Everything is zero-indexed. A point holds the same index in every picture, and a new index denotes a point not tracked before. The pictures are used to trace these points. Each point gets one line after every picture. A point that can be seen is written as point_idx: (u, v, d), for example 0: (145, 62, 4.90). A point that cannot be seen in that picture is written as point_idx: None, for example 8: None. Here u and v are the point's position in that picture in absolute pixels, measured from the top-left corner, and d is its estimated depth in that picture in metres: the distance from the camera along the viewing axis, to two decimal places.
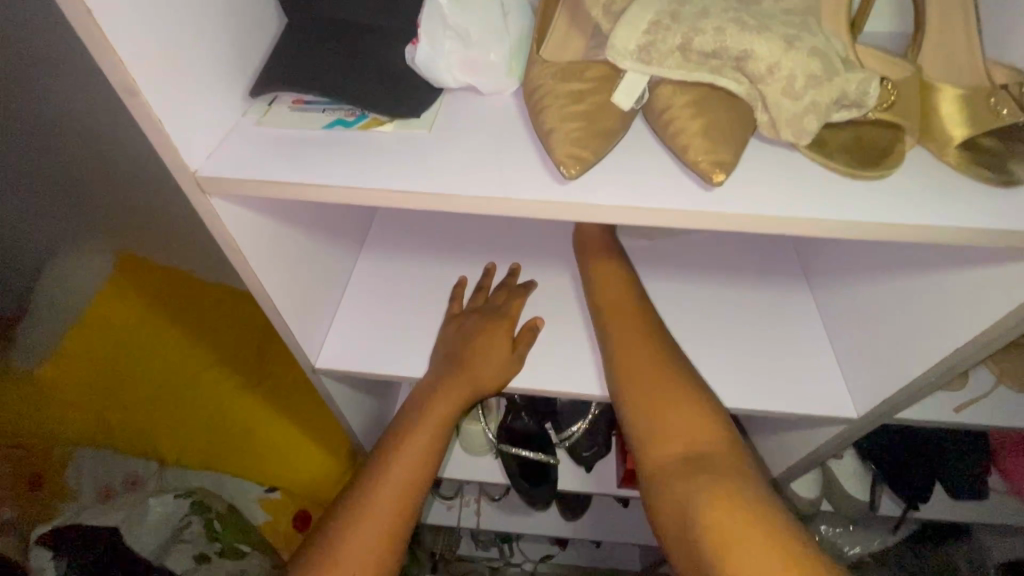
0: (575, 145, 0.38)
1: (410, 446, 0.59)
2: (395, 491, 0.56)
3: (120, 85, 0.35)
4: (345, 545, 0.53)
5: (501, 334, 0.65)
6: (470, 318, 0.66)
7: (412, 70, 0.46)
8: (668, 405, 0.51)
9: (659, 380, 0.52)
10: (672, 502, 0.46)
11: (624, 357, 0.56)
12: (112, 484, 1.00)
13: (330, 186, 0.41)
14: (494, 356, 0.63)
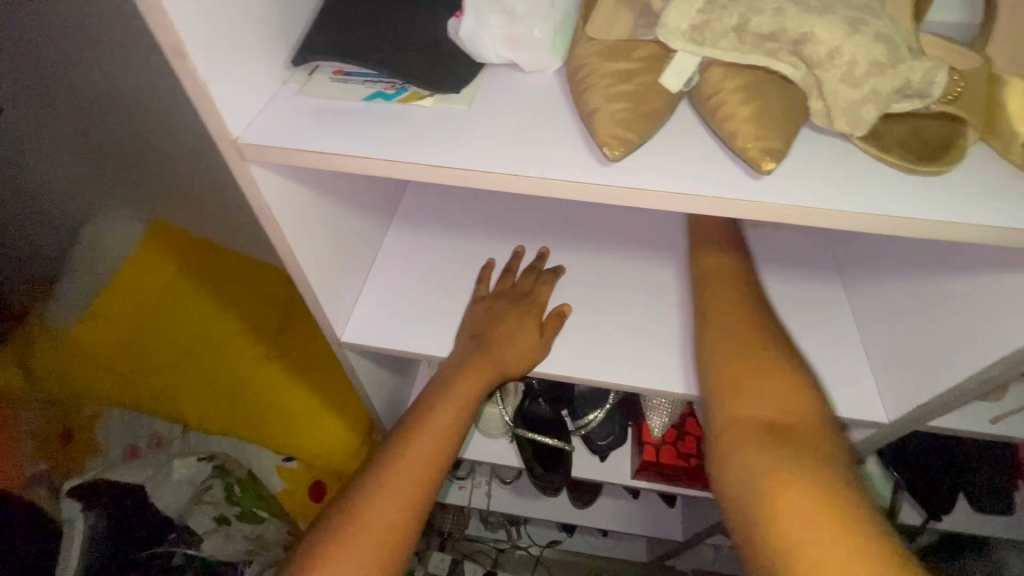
0: (620, 125, 0.37)
1: (436, 419, 0.59)
2: (421, 457, 0.57)
3: (169, 46, 0.34)
4: (369, 509, 0.53)
5: (529, 318, 0.65)
6: (498, 301, 0.66)
7: (454, 44, 0.45)
8: (765, 378, 0.49)
9: (765, 355, 0.50)
10: (743, 484, 0.44)
11: (719, 331, 0.54)
12: (140, 443, 1.14)
13: (368, 157, 0.41)
14: (522, 337, 0.63)
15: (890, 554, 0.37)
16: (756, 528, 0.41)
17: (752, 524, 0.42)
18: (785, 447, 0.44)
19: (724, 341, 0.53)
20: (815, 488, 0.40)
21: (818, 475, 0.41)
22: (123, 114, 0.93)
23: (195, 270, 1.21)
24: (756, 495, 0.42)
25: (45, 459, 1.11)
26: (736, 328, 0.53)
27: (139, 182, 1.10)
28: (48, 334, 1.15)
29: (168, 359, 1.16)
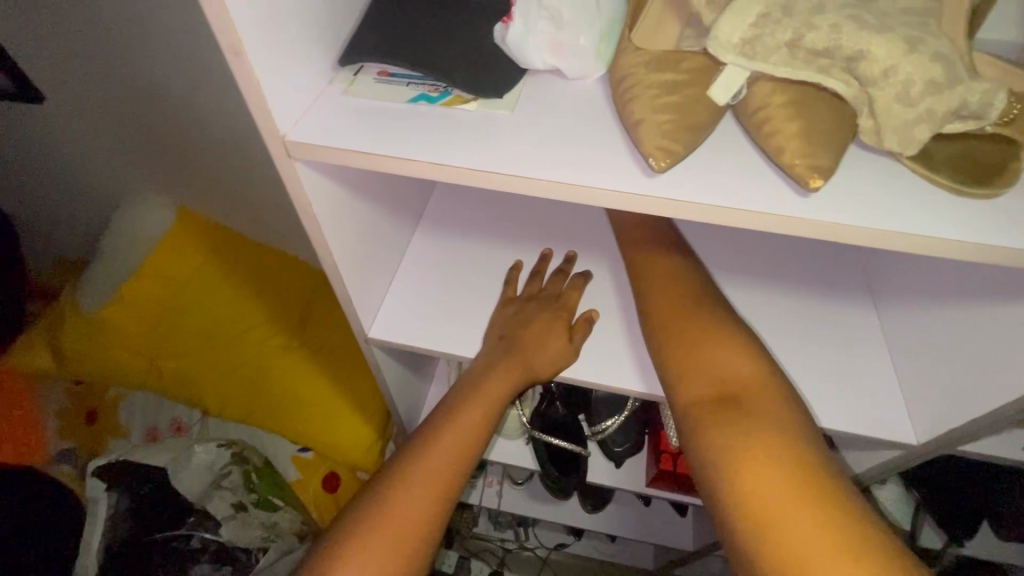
0: (666, 136, 0.37)
1: (464, 418, 0.60)
2: (447, 455, 0.58)
3: (228, 46, 0.35)
4: (395, 503, 0.54)
5: (557, 321, 0.65)
6: (526, 303, 0.66)
7: (497, 49, 0.45)
8: (712, 345, 0.50)
9: (712, 326, 0.51)
10: (705, 458, 0.44)
11: (667, 308, 0.54)
12: (160, 426, 1.19)
13: (413, 159, 0.41)
14: (548, 339, 0.64)
15: (851, 516, 0.38)
16: (721, 503, 0.42)
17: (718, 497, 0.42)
18: (739, 416, 0.44)
19: (674, 315, 0.53)
20: (782, 458, 0.41)
21: (785, 444, 0.41)
22: (167, 95, 0.95)
23: (221, 260, 1.23)
24: (720, 467, 0.42)
25: (72, 438, 1.19)
26: (682, 305, 0.54)
27: (170, 167, 1.13)
28: (78, 317, 1.18)
29: (194, 345, 1.19)
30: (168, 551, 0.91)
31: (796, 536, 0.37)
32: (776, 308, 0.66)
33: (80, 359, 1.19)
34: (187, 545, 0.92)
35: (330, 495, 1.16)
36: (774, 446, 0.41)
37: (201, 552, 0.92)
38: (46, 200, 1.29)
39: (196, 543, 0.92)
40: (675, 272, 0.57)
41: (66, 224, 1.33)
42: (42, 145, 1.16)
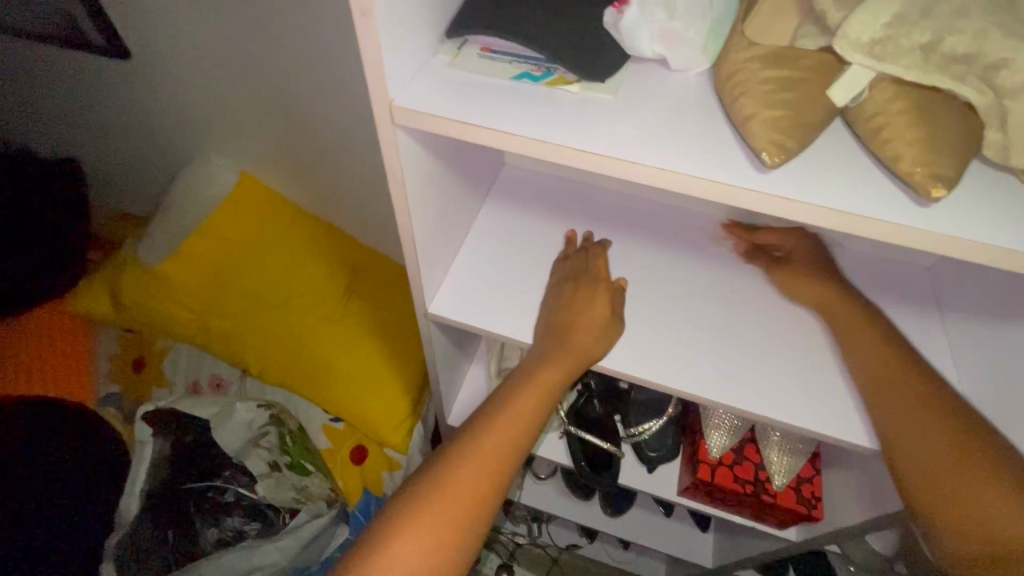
0: (780, 132, 0.37)
1: (517, 405, 0.61)
2: (501, 439, 0.59)
3: (357, 6, 0.36)
4: (450, 480, 0.56)
5: (598, 298, 0.65)
6: (571, 286, 0.66)
7: (604, 34, 0.45)
8: (922, 428, 0.51)
9: (935, 418, 0.51)
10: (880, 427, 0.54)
11: (877, 394, 0.55)
12: (202, 381, 1.25)
13: (516, 134, 0.42)
14: (593, 317, 0.64)
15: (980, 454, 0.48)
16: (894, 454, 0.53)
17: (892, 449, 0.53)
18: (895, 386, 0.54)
19: (881, 401, 0.55)
20: (945, 429, 0.50)
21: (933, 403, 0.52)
22: (259, 57, 0.98)
23: (275, 227, 1.25)
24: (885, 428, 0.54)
25: (122, 383, 1.27)
26: (886, 381, 0.55)
27: (241, 132, 1.16)
28: (139, 268, 1.24)
29: (242, 307, 1.22)
30: (205, 500, 0.97)
31: (944, 476, 0.49)
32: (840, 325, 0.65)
33: (136, 308, 1.24)
34: (222, 498, 0.98)
35: (358, 466, 1.18)
36: (952, 441, 0.50)
37: (235, 505, 0.98)
38: (120, 155, 1.35)
39: (229, 496, 0.98)
40: (872, 340, 0.58)
41: (134, 178, 1.39)
42: (124, 102, 1.21)
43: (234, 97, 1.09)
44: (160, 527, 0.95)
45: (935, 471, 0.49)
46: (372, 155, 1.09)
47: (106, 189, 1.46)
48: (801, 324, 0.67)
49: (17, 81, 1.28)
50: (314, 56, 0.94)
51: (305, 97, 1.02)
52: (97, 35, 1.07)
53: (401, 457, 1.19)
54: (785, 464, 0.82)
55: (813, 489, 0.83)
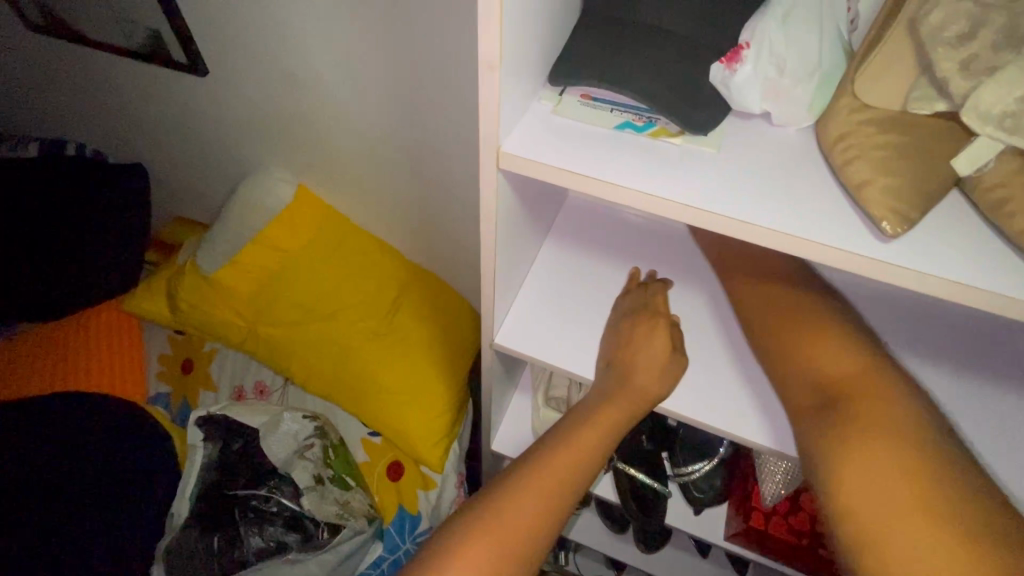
0: (901, 201, 0.38)
1: (577, 442, 0.59)
2: (559, 476, 0.58)
3: (484, 60, 0.37)
4: (504, 514, 0.55)
5: (660, 335, 0.65)
6: (627, 324, 0.66)
7: (707, 88, 0.45)
8: (844, 368, 0.53)
9: (799, 312, 0.59)
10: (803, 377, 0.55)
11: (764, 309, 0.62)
12: (246, 387, 1.28)
13: (624, 186, 0.42)
14: (656, 355, 0.64)
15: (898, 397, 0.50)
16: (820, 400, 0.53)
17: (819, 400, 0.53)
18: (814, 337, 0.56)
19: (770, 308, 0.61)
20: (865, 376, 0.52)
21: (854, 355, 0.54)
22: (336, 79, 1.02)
23: (327, 241, 1.27)
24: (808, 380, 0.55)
25: (171, 383, 1.31)
26: (806, 336, 0.56)
27: (304, 147, 1.20)
28: (196, 273, 1.26)
29: (289, 317, 1.23)
30: (249, 509, 0.98)
31: (873, 416, 0.49)
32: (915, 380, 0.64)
33: (190, 312, 1.28)
34: (266, 507, 0.99)
35: (395, 483, 1.18)
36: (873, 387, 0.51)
37: (277, 515, 0.99)
38: (185, 161, 1.40)
39: (273, 506, 0.99)
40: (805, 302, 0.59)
41: (194, 185, 1.45)
42: (195, 113, 1.26)
43: (301, 114, 1.13)
44: (205, 534, 0.96)
45: (865, 411, 0.49)
46: (430, 176, 1.12)
47: (166, 192, 1.52)
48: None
49: (96, 88, 1.34)
50: (392, 80, 0.98)
51: (376, 117, 1.05)
52: (179, 52, 1.12)
53: (437, 476, 1.19)
54: None
55: None
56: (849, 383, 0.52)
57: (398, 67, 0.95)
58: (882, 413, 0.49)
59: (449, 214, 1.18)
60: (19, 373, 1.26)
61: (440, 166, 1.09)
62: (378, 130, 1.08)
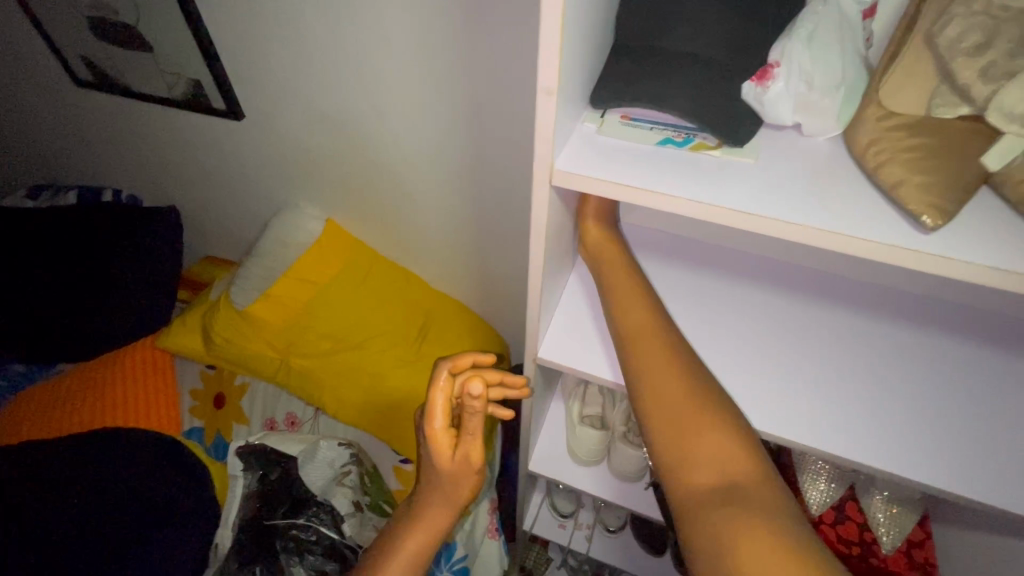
0: (937, 196, 0.40)
1: (430, 508, 0.64)
2: (422, 535, 0.63)
3: (544, 87, 0.41)
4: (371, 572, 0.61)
5: (444, 433, 0.60)
6: (440, 437, 0.59)
7: (743, 103, 0.48)
8: (694, 421, 0.47)
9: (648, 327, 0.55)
10: (680, 428, 0.47)
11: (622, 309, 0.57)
12: (277, 419, 1.30)
13: (672, 195, 0.45)
14: (441, 465, 0.61)
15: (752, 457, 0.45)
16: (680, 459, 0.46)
17: (689, 465, 0.45)
18: (681, 381, 0.50)
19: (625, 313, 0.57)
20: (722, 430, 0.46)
21: (707, 404, 0.48)
22: (364, 116, 1.08)
23: (354, 271, 1.30)
24: (679, 427, 0.47)
25: (204, 418, 1.33)
26: (663, 375, 0.50)
27: (332, 182, 1.25)
28: (229, 307, 1.28)
29: (320, 347, 1.26)
30: (288, 539, 0.99)
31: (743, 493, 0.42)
32: (962, 362, 0.65)
33: (223, 345, 1.30)
34: (304, 537, 0.99)
35: None
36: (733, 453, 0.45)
37: (316, 544, 1.00)
38: (218, 202, 1.46)
39: (312, 535, 1.00)
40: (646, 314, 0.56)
41: (226, 222, 1.50)
42: (229, 156, 1.32)
43: (330, 149, 1.18)
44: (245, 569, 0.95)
45: (712, 470, 0.44)
46: (455, 204, 1.16)
47: (198, 231, 1.58)
48: (926, 369, 0.65)
49: (134, 137, 1.41)
50: (417, 111, 1.02)
51: (402, 149, 1.10)
52: (218, 99, 1.19)
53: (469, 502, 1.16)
54: (896, 526, 0.79)
55: (927, 555, 0.78)
56: (680, 414, 0.47)
57: (422, 101, 1.00)
58: (711, 462, 0.45)
59: (475, 241, 1.21)
60: (55, 410, 1.28)
61: (466, 195, 1.13)
62: (400, 157, 1.12)
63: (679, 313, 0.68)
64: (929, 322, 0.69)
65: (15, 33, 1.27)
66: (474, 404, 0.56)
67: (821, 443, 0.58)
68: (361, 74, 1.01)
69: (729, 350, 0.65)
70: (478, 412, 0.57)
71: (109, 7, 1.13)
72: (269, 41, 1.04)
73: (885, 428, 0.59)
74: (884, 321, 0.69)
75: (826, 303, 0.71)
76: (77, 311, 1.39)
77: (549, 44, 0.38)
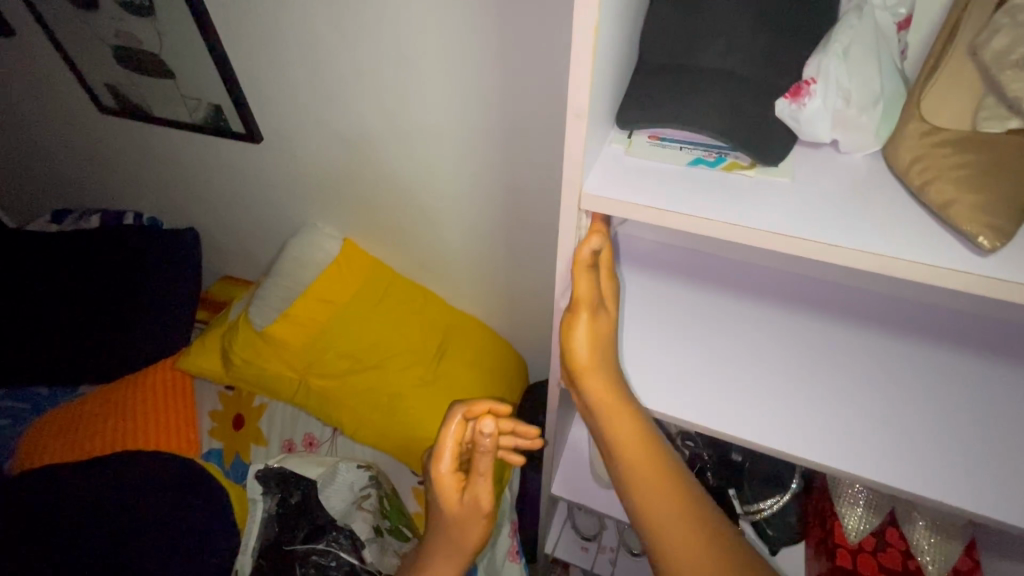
0: (992, 216, 0.38)
1: (438, 556, 0.63)
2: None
3: (573, 110, 0.40)
4: None
5: (450, 478, 0.59)
6: (443, 482, 0.58)
7: (776, 120, 0.47)
8: (637, 439, 0.52)
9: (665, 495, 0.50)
10: (629, 442, 0.52)
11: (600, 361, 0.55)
12: (296, 440, 1.30)
13: (706, 216, 0.43)
14: (450, 510, 0.59)
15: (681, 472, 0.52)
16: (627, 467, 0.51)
17: (636, 473, 0.51)
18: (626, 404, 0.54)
19: (638, 473, 0.51)
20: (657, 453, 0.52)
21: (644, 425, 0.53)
22: (381, 135, 1.08)
23: (371, 291, 1.29)
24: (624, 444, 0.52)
25: (223, 439, 1.33)
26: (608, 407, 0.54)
27: (350, 201, 1.25)
28: (248, 328, 1.28)
29: (340, 368, 1.25)
30: (308, 565, 0.98)
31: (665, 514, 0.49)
32: (1010, 381, 0.61)
33: (243, 366, 1.30)
34: (325, 562, 0.99)
35: None
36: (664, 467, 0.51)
37: (336, 569, 0.99)
38: (237, 224, 1.48)
39: (332, 561, 0.99)
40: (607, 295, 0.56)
41: (244, 242, 1.52)
42: (246, 177, 1.34)
43: (346, 168, 1.18)
44: None
45: (650, 500, 0.50)
46: (473, 222, 1.15)
47: (217, 251, 1.59)
48: (973, 388, 0.61)
49: (155, 161, 1.44)
50: (433, 129, 1.02)
51: (418, 166, 1.10)
52: (237, 123, 1.20)
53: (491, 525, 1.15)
54: (941, 553, 0.74)
55: None
56: (631, 443, 0.52)
57: (438, 118, 1.00)
58: (644, 479, 0.51)
59: (494, 259, 1.21)
60: (76, 433, 1.29)
61: (482, 210, 1.12)
62: (416, 175, 1.12)
63: (708, 333, 0.66)
64: (973, 339, 0.66)
65: (42, 63, 1.31)
66: (484, 441, 0.55)
67: (865, 470, 0.55)
68: (376, 94, 1.01)
69: (762, 371, 0.63)
70: (489, 451, 0.55)
71: (132, 35, 1.15)
72: (286, 63, 1.05)
73: (931, 452, 0.56)
74: (925, 339, 0.66)
75: (862, 321, 0.68)
76: (98, 332, 1.40)
77: (580, 65, 0.38)
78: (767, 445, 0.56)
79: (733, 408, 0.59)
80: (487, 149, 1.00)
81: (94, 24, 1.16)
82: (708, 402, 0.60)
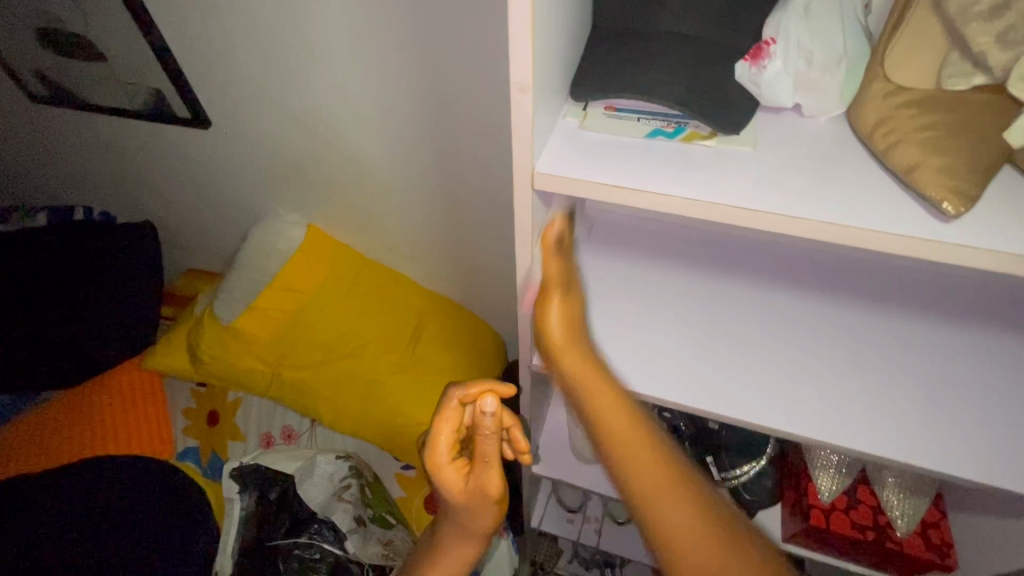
0: (955, 179, 0.37)
1: (454, 541, 0.62)
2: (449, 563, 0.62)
3: (518, 83, 0.37)
4: None
5: (451, 466, 0.56)
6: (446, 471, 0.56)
7: (737, 88, 0.45)
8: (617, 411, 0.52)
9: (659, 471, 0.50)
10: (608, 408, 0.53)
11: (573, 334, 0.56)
12: (274, 432, 1.27)
13: (664, 192, 0.41)
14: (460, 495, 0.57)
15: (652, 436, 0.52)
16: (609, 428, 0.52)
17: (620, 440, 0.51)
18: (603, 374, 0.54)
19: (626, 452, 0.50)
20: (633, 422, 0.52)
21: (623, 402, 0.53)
22: (335, 114, 1.03)
23: (342, 276, 1.24)
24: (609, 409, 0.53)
25: (200, 437, 1.30)
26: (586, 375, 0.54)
27: (310, 185, 1.20)
28: (214, 323, 1.24)
29: (313, 359, 1.21)
30: (293, 559, 0.99)
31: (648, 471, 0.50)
32: (972, 340, 0.62)
33: (212, 362, 1.26)
34: (309, 555, 1.01)
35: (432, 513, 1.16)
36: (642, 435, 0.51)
37: (320, 561, 1.01)
38: (194, 216, 1.41)
39: (316, 553, 1.01)
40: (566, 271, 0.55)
41: (204, 233, 1.45)
42: (198, 165, 1.27)
43: (303, 151, 1.13)
44: None
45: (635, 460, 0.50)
46: (440, 204, 1.12)
47: (175, 245, 1.52)
48: (937, 351, 0.62)
49: (98, 151, 1.35)
50: (390, 106, 0.97)
51: (378, 146, 1.05)
52: (181, 108, 1.13)
53: None
54: (909, 507, 0.76)
55: (942, 535, 0.76)
56: (612, 412, 0.52)
57: (394, 94, 0.95)
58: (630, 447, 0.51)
59: (463, 239, 1.18)
60: (43, 441, 1.24)
61: (447, 188, 1.08)
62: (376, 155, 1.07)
63: (676, 309, 0.65)
64: (937, 300, 0.66)
65: None
66: (486, 422, 0.53)
67: (834, 438, 0.55)
68: (327, 70, 0.96)
69: (732, 346, 0.62)
70: (493, 433, 0.53)
71: (56, 16, 1.06)
72: (229, 42, 0.98)
73: (898, 415, 0.56)
74: (891, 303, 0.66)
75: (829, 289, 0.68)
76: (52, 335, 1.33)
77: (520, 36, 0.34)
78: (738, 419, 0.56)
79: (701, 382, 0.59)
80: (450, 124, 0.96)
81: (13, 5, 1.07)
82: (678, 380, 0.59)
